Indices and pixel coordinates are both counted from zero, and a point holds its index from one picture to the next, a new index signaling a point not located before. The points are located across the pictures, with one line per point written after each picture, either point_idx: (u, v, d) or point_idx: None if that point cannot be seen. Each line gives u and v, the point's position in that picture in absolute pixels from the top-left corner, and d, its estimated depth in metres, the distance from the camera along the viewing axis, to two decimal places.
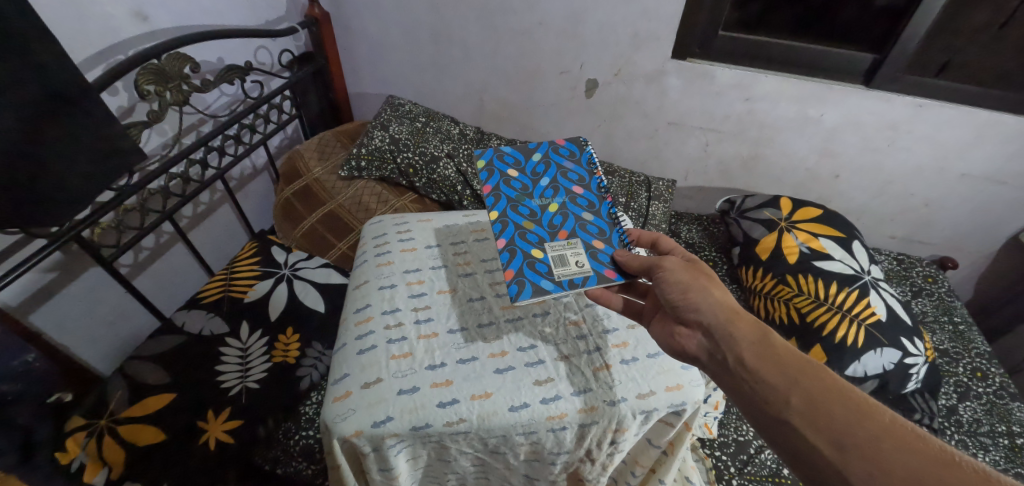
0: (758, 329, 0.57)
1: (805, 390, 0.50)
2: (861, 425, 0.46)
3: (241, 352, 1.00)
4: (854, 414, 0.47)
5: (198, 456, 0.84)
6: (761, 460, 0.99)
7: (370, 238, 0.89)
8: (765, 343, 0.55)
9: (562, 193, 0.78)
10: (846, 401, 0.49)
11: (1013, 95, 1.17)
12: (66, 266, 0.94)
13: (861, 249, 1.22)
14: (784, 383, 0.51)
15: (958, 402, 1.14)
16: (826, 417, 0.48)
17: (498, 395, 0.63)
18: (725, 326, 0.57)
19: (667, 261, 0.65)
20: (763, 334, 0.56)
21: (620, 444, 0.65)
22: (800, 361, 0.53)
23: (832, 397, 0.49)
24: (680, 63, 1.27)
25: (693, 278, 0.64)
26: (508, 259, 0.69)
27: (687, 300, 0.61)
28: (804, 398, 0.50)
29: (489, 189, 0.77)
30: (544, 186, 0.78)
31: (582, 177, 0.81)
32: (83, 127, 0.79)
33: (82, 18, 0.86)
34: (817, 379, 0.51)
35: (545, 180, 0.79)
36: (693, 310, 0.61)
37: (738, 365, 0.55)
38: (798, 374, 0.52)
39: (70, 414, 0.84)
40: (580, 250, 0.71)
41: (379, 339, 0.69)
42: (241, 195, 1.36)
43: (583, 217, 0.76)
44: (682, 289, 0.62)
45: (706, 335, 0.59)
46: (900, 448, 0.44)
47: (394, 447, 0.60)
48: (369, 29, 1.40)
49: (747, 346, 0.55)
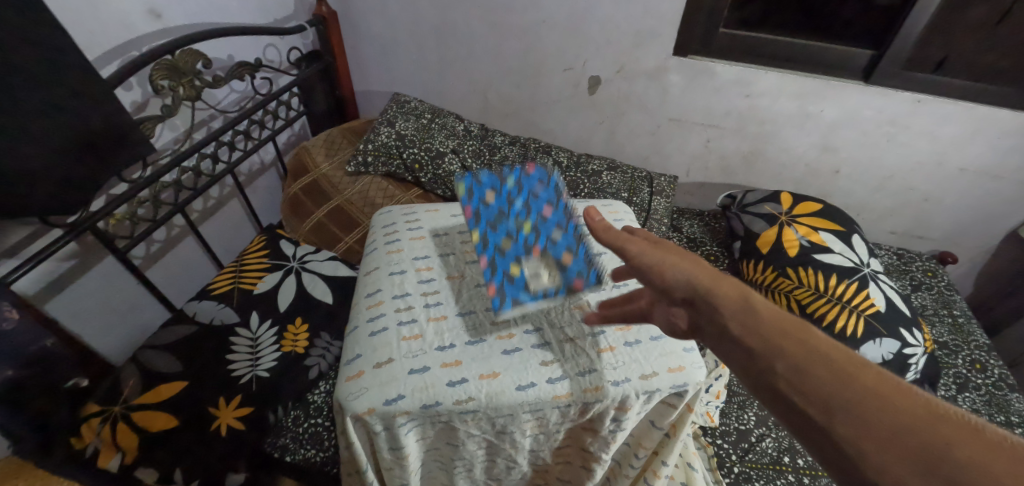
0: (739, 298, 0.52)
1: (790, 358, 0.46)
2: (849, 387, 0.42)
3: (251, 342, 1.01)
4: (842, 376, 0.43)
5: (209, 441, 0.86)
6: (762, 449, 1.01)
7: (379, 228, 0.91)
8: (747, 313, 0.50)
9: (536, 212, 0.80)
10: (835, 365, 0.44)
11: (1009, 90, 1.18)
12: (83, 256, 0.97)
13: (860, 242, 1.24)
14: (766, 353, 0.47)
15: (957, 393, 1.15)
16: (809, 379, 0.44)
17: (505, 374, 0.64)
18: (703, 297, 0.53)
19: (632, 246, 0.59)
20: (744, 303, 0.51)
21: (623, 423, 0.68)
22: (785, 327, 0.48)
23: (816, 358, 0.45)
24: (681, 60, 1.29)
25: (664, 255, 0.58)
26: (489, 274, 0.71)
27: (663, 276, 0.56)
28: (786, 360, 0.46)
29: (469, 212, 0.79)
30: (519, 206, 0.81)
31: (551, 199, 0.83)
32: (103, 122, 0.82)
33: (99, 16, 0.89)
34: (803, 346, 0.46)
35: (519, 199, 0.82)
36: (668, 283, 0.55)
37: (719, 340, 0.50)
38: (778, 337, 0.47)
39: (87, 401, 0.87)
40: (551, 265, 0.72)
41: (390, 321, 0.71)
42: (249, 190, 1.38)
43: (555, 238, 0.76)
44: (655, 268, 0.57)
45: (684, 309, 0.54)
46: (887, 405, 0.41)
47: (405, 425, 0.63)
48: (376, 28, 1.42)
49: (728, 318, 0.50)
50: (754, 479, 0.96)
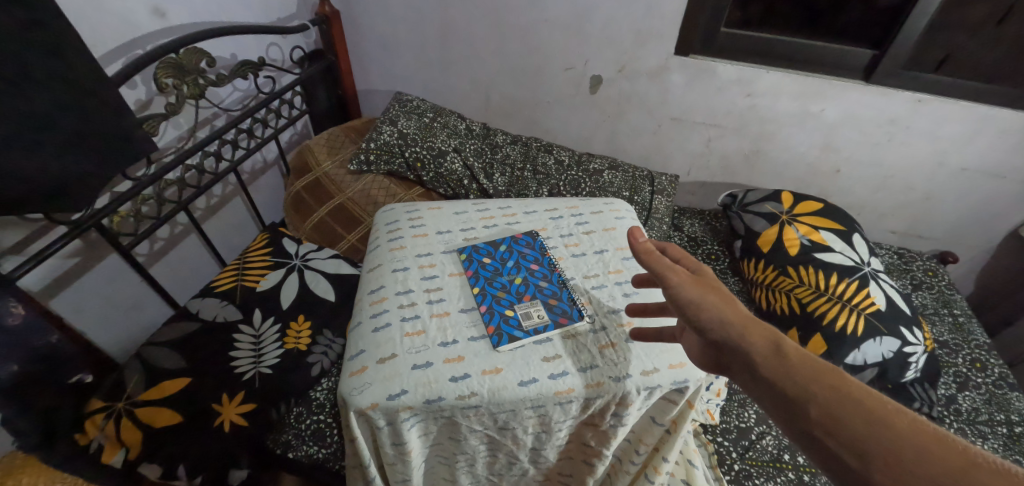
0: (769, 337, 0.49)
1: (821, 401, 0.43)
2: (883, 435, 0.40)
3: (254, 339, 1.02)
4: (876, 422, 0.41)
5: (212, 437, 0.86)
6: (762, 446, 1.01)
7: (382, 225, 0.92)
8: (776, 353, 0.48)
9: (517, 255, 0.82)
10: (868, 410, 0.42)
11: (1010, 90, 1.19)
12: (87, 253, 0.97)
13: (861, 241, 1.25)
14: (795, 395, 0.44)
15: (957, 391, 1.15)
16: (844, 428, 0.41)
17: (508, 370, 0.65)
18: (732, 334, 0.51)
19: (671, 277, 0.57)
20: (774, 342, 0.49)
21: (624, 419, 0.68)
22: (816, 367, 0.46)
23: (852, 406, 0.42)
24: (682, 60, 1.30)
25: (702, 292, 0.55)
26: (486, 317, 0.70)
27: (697, 314, 0.54)
28: (821, 407, 0.43)
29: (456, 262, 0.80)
30: (501, 251, 0.82)
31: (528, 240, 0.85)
32: (109, 119, 0.83)
33: (104, 15, 0.90)
34: (836, 390, 0.44)
35: (501, 245, 0.83)
36: (695, 317, 0.54)
37: (747, 378, 0.49)
38: (813, 383, 0.45)
39: (91, 396, 0.88)
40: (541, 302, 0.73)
41: (393, 317, 0.71)
42: (252, 188, 1.39)
43: (541, 280, 0.77)
44: (691, 304, 0.54)
45: (710, 345, 0.53)
46: (927, 457, 0.38)
47: (408, 420, 0.63)
48: (379, 27, 1.43)
49: (756, 358, 0.48)
50: (754, 476, 0.97)
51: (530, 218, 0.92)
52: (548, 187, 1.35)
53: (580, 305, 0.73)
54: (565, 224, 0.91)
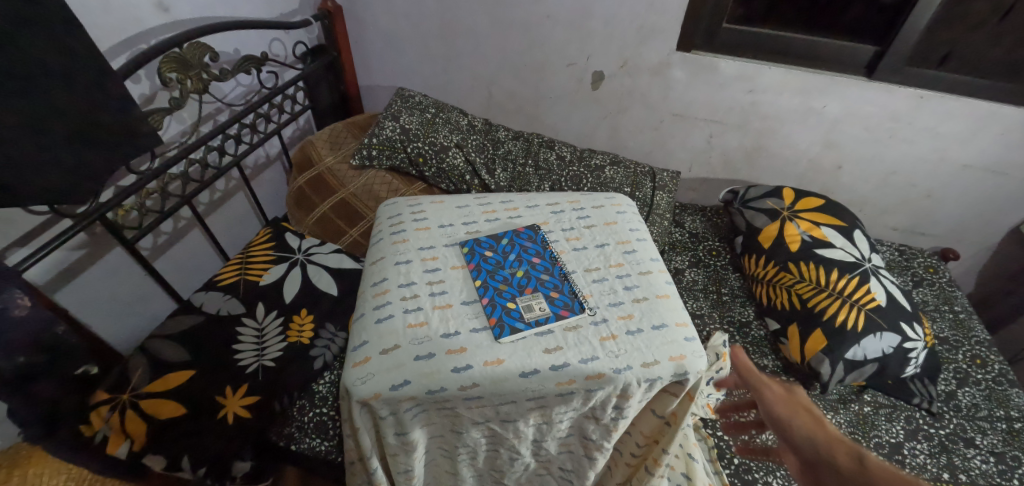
0: (853, 454, 0.53)
1: None
2: None
3: (257, 332, 1.02)
4: None
5: (216, 429, 0.87)
6: (762, 441, 1.02)
7: (384, 219, 0.92)
8: (860, 465, 0.51)
9: (518, 249, 0.82)
10: None
11: (1012, 86, 1.19)
12: (92, 246, 0.98)
13: (862, 237, 1.25)
14: None
15: (957, 387, 1.15)
16: None
17: (510, 361, 0.65)
18: (820, 449, 0.55)
19: (768, 394, 0.66)
20: (857, 456, 0.52)
21: (625, 411, 0.69)
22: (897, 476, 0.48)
23: None
24: (685, 56, 1.30)
25: (795, 413, 0.62)
26: (489, 309, 0.71)
27: (789, 429, 0.60)
28: None
29: (461, 257, 0.80)
30: (504, 245, 0.83)
31: (530, 234, 0.85)
32: (112, 111, 0.83)
33: (109, 9, 0.90)
34: None
35: (504, 239, 0.84)
36: (788, 434, 0.60)
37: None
38: None
39: (97, 389, 0.89)
40: (541, 297, 0.73)
41: (396, 308, 0.72)
42: (255, 184, 1.40)
43: (542, 273, 0.78)
44: (783, 420, 0.62)
45: (800, 461, 0.56)
46: None
47: (409, 410, 0.64)
48: (381, 23, 1.43)
49: (841, 468, 0.52)
50: (753, 470, 0.97)
51: (532, 212, 0.92)
52: (549, 182, 1.36)
53: (581, 297, 0.74)
54: (567, 219, 0.91)
